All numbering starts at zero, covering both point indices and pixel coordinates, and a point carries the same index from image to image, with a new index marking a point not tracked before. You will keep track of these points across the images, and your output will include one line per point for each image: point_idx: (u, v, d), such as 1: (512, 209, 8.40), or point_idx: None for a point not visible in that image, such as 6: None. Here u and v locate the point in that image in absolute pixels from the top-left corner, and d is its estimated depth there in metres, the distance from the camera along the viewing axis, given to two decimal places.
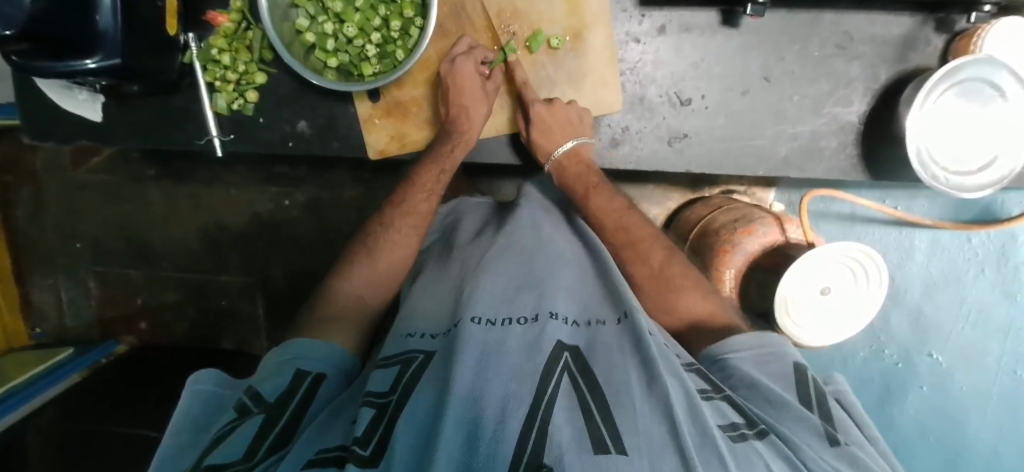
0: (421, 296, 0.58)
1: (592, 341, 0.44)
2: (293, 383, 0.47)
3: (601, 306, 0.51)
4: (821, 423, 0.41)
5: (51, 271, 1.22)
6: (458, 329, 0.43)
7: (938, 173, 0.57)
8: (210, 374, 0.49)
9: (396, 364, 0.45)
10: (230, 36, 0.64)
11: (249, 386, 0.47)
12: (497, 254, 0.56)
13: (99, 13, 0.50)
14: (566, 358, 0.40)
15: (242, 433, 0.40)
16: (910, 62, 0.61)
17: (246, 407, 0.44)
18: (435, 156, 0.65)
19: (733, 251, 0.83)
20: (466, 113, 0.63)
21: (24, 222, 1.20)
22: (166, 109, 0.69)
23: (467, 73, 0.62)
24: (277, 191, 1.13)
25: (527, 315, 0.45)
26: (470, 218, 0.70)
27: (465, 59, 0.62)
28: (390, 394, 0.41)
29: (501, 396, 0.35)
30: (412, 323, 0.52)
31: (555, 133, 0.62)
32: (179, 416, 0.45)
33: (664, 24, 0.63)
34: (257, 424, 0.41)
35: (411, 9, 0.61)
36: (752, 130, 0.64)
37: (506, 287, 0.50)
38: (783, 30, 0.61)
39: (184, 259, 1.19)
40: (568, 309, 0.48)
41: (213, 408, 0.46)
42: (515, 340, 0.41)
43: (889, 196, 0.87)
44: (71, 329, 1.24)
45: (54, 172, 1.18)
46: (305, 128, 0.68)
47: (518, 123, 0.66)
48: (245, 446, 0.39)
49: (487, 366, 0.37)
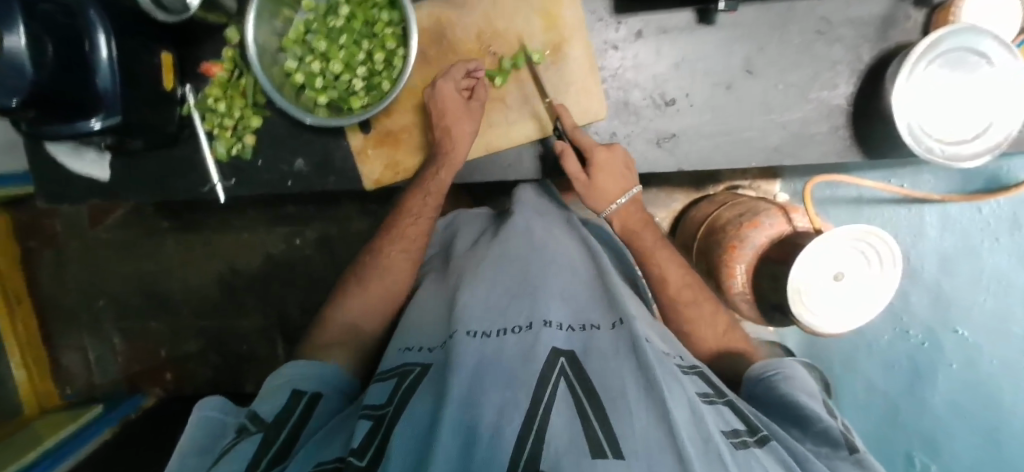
0: (418, 310, 0.58)
1: (588, 344, 0.43)
2: (290, 402, 0.48)
3: (598, 309, 0.50)
4: (839, 429, 0.44)
5: (77, 331, 1.25)
6: (453, 343, 0.42)
7: (933, 145, 0.56)
8: (213, 402, 0.49)
9: (393, 378, 0.44)
10: (225, 85, 0.67)
11: (248, 410, 0.47)
12: (491, 263, 0.55)
13: (97, 75, 0.54)
14: (561, 365, 0.39)
15: (241, 450, 0.40)
16: (892, 39, 0.61)
17: (244, 427, 0.44)
18: (423, 179, 0.66)
19: (741, 246, 0.85)
20: (450, 134, 0.63)
21: (49, 286, 1.24)
22: (170, 161, 0.72)
23: (449, 95, 0.63)
24: (288, 230, 1.16)
25: (521, 324, 0.44)
26: (467, 230, 0.70)
27: (445, 81, 0.63)
28: (386, 406, 0.41)
29: (497, 408, 0.34)
30: (410, 337, 0.52)
31: (620, 180, 0.63)
32: (182, 444, 0.45)
33: (641, 29, 0.64)
34: (255, 442, 0.41)
35: (393, 40, 0.62)
36: (740, 124, 0.64)
37: (499, 297, 0.49)
38: (761, 21, 0.62)
39: (204, 307, 1.22)
40: (563, 316, 0.47)
41: (216, 434, 0.46)
42: (511, 349, 0.41)
43: (895, 176, 0.88)
44: (100, 386, 1.26)
45: (74, 234, 1.22)
46: (302, 166, 0.70)
47: (571, 169, 0.63)
48: (244, 464, 0.39)
49: (482, 377, 0.37)
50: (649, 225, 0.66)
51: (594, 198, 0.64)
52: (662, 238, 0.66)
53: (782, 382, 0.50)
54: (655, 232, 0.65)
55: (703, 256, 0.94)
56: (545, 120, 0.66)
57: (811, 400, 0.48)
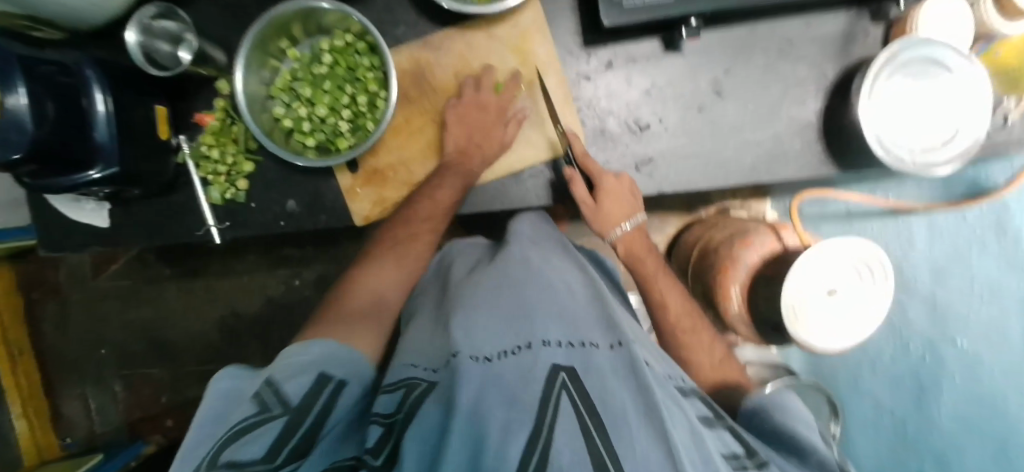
0: (412, 339, 0.55)
1: (589, 361, 0.41)
2: (317, 385, 0.45)
3: (597, 327, 0.46)
4: (833, 459, 0.45)
5: (79, 381, 1.26)
6: (455, 365, 0.42)
7: (904, 155, 0.57)
8: (234, 373, 0.49)
9: (401, 388, 0.46)
10: (217, 133, 0.70)
11: (268, 379, 0.44)
12: (491, 280, 0.53)
13: (95, 130, 0.57)
14: (562, 380, 0.38)
15: (264, 436, 0.39)
16: (853, 55, 0.63)
17: (265, 404, 0.41)
18: (440, 181, 0.64)
19: (734, 267, 0.85)
20: (487, 135, 0.65)
21: (51, 336, 1.25)
22: (167, 207, 0.74)
23: (489, 100, 0.65)
24: (287, 272, 1.17)
25: (520, 345, 0.43)
26: (462, 261, 0.68)
27: (484, 90, 0.66)
28: (395, 414, 0.44)
29: (502, 425, 0.35)
30: (414, 354, 0.51)
31: (626, 206, 0.64)
32: (201, 412, 0.45)
33: (611, 59, 0.66)
34: (278, 428, 0.40)
35: (374, 84, 0.65)
36: (714, 145, 0.66)
37: (491, 325, 0.46)
38: (725, 46, 0.64)
39: (204, 351, 1.22)
40: (561, 332, 0.44)
41: (233, 401, 0.46)
42: (510, 372, 0.40)
43: (878, 188, 0.91)
44: (101, 436, 1.26)
45: (78, 284, 1.24)
46: (294, 206, 0.72)
47: (579, 191, 0.64)
48: (264, 452, 0.38)
49: (484, 400, 0.37)
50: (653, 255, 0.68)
51: (601, 221, 0.65)
52: (665, 267, 0.68)
53: (775, 413, 0.50)
54: (658, 261, 0.68)
55: (697, 279, 0.95)
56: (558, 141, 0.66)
57: (806, 429, 0.48)
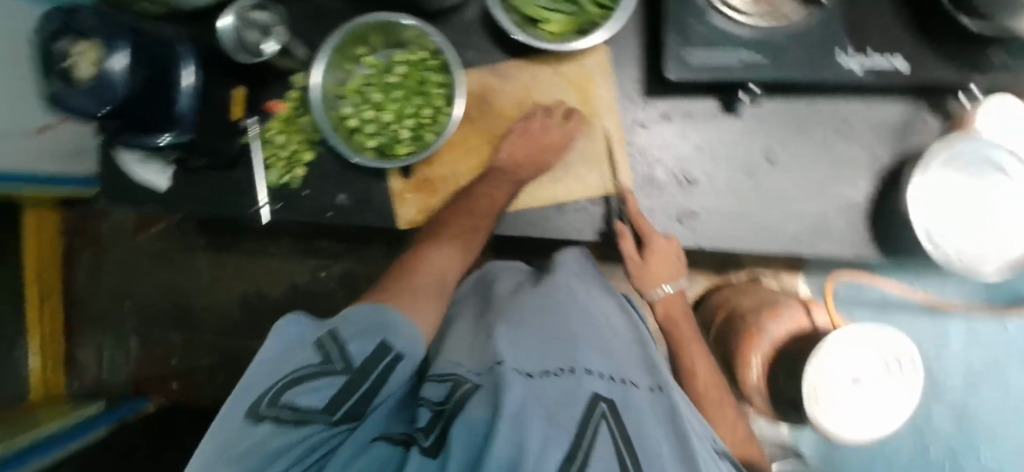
0: (452, 343, 0.57)
1: (627, 398, 0.44)
2: (377, 353, 0.48)
3: (636, 368, 0.50)
4: None
5: (98, 330, 1.30)
6: (500, 371, 0.43)
7: (950, 252, 0.57)
8: (295, 321, 0.49)
9: (449, 381, 0.47)
10: (286, 121, 0.75)
11: (334, 333, 0.48)
12: (536, 303, 0.56)
13: (177, 99, 0.60)
14: (602, 410, 0.41)
15: (325, 387, 0.43)
16: (912, 144, 0.64)
17: (330, 357, 0.45)
18: (489, 189, 0.67)
19: (759, 335, 0.84)
20: (539, 158, 0.67)
21: (82, 283, 1.30)
22: (225, 181, 0.78)
23: (552, 130, 0.68)
24: (315, 263, 1.21)
25: (562, 368, 0.46)
26: (505, 280, 0.69)
27: (550, 118, 0.68)
28: (445, 403, 0.45)
29: (541, 437, 0.36)
30: (454, 354, 0.53)
31: (667, 270, 0.68)
32: (266, 347, 0.47)
33: (668, 111, 0.68)
34: (338, 384, 0.44)
35: (441, 99, 0.69)
36: (759, 210, 0.66)
37: (541, 342, 0.50)
38: (783, 116, 0.66)
39: (222, 324, 1.25)
40: (603, 366, 0.47)
41: (294, 345, 0.47)
42: (551, 391, 0.42)
43: (921, 281, 0.86)
44: (108, 387, 1.29)
45: (116, 238, 1.29)
46: (343, 200, 0.75)
47: (625, 247, 0.67)
48: (324, 404, 0.43)
49: (526, 409, 0.39)
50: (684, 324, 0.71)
51: (645, 280, 0.69)
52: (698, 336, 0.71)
53: None
54: (690, 331, 0.70)
55: (718, 342, 0.94)
56: (609, 179, 0.68)
57: None
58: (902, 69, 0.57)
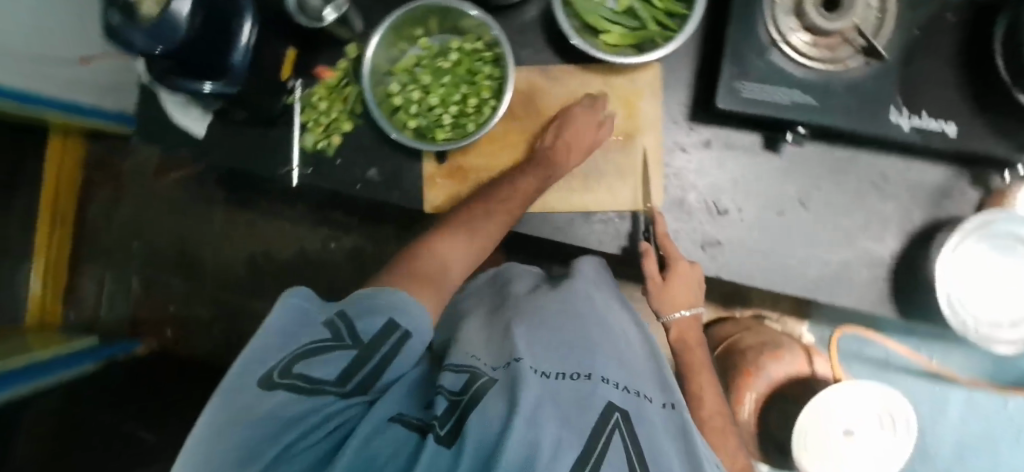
0: (470, 334, 0.57)
1: (641, 410, 0.44)
2: (384, 331, 0.46)
3: (650, 383, 0.51)
4: None
5: (103, 264, 1.30)
6: (517, 369, 0.44)
7: (967, 321, 0.57)
8: (301, 293, 0.48)
9: (466, 372, 0.47)
10: (331, 88, 0.76)
11: (342, 312, 0.47)
12: (555, 307, 0.56)
13: (232, 52, 0.60)
14: (616, 419, 0.41)
15: (336, 360, 0.43)
16: (945, 210, 0.65)
17: (340, 333, 0.45)
18: (518, 177, 0.66)
19: (757, 373, 0.87)
20: (565, 148, 0.66)
21: (94, 215, 1.30)
22: (261, 137, 0.78)
23: (583, 120, 0.67)
24: (328, 233, 1.21)
25: (579, 373, 0.46)
26: (522, 281, 0.69)
27: (582, 110, 0.67)
28: (463, 394, 0.43)
29: (555, 434, 0.36)
30: (470, 347, 0.53)
31: (684, 296, 0.67)
32: (268, 321, 0.45)
33: (710, 139, 0.69)
34: (348, 359, 0.43)
35: (488, 91, 0.69)
36: (785, 250, 0.67)
37: (560, 345, 0.50)
38: (823, 161, 0.66)
39: (225, 279, 1.26)
40: (619, 376, 0.48)
41: (302, 319, 0.46)
42: (566, 394, 0.43)
43: (925, 347, 0.94)
44: (103, 322, 1.29)
45: (135, 177, 1.29)
46: (374, 175, 0.76)
47: (647, 268, 0.66)
48: (335, 377, 0.42)
49: (542, 406, 0.39)
50: (693, 350, 0.69)
51: (662, 304, 0.68)
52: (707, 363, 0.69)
53: None
54: (699, 357, 0.69)
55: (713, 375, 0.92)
56: (640, 198, 0.69)
57: None
58: (951, 133, 0.58)
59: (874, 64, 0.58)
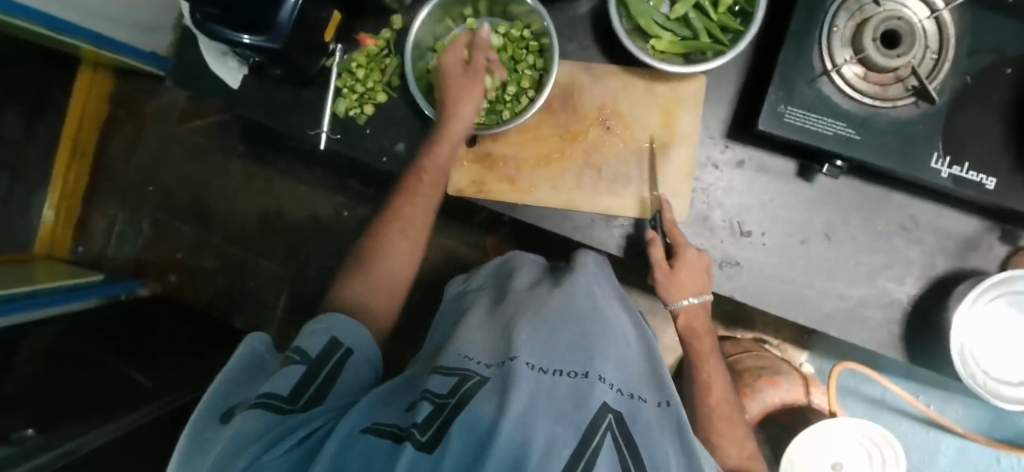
0: (468, 333, 0.55)
1: (635, 412, 0.43)
2: (329, 347, 0.51)
3: (645, 384, 0.50)
4: None
5: (116, 202, 1.30)
6: (512, 367, 0.43)
7: (977, 373, 0.58)
8: (257, 337, 0.54)
9: (455, 376, 0.44)
10: (371, 57, 0.76)
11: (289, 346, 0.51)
12: (552, 305, 0.55)
13: (282, 7, 0.59)
14: (610, 420, 0.40)
15: (288, 377, 0.45)
16: (969, 262, 0.64)
17: (289, 357, 0.48)
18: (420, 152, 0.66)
19: (753, 397, 0.89)
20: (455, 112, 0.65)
21: (113, 152, 1.30)
22: (295, 97, 0.78)
23: (450, 64, 0.66)
24: (342, 201, 1.21)
25: (577, 371, 0.44)
26: (525, 272, 0.69)
27: (449, 54, 0.66)
28: (450, 397, 0.41)
29: (547, 434, 0.35)
30: (465, 347, 0.52)
31: (686, 287, 0.65)
32: (226, 369, 0.49)
33: (743, 159, 0.68)
34: (299, 373, 0.46)
35: (528, 82, 0.69)
36: (803, 279, 0.66)
37: (557, 342, 0.48)
38: (855, 197, 0.66)
39: (234, 232, 1.26)
40: (615, 377, 0.47)
41: (252, 368, 0.51)
42: (562, 392, 0.41)
43: (925, 393, 0.96)
44: (109, 260, 1.30)
45: (158, 120, 1.29)
46: (401, 149, 0.76)
47: (654, 256, 0.65)
48: (289, 390, 0.44)
49: (536, 404, 0.38)
50: (704, 337, 0.70)
51: (666, 292, 0.66)
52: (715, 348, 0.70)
53: None
54: (709, 343, 0.70)
55: None
56: (647, 202, 0.68)
57: None
58: (989, 187, 0.57)
59: (923, 106, 0.57)
